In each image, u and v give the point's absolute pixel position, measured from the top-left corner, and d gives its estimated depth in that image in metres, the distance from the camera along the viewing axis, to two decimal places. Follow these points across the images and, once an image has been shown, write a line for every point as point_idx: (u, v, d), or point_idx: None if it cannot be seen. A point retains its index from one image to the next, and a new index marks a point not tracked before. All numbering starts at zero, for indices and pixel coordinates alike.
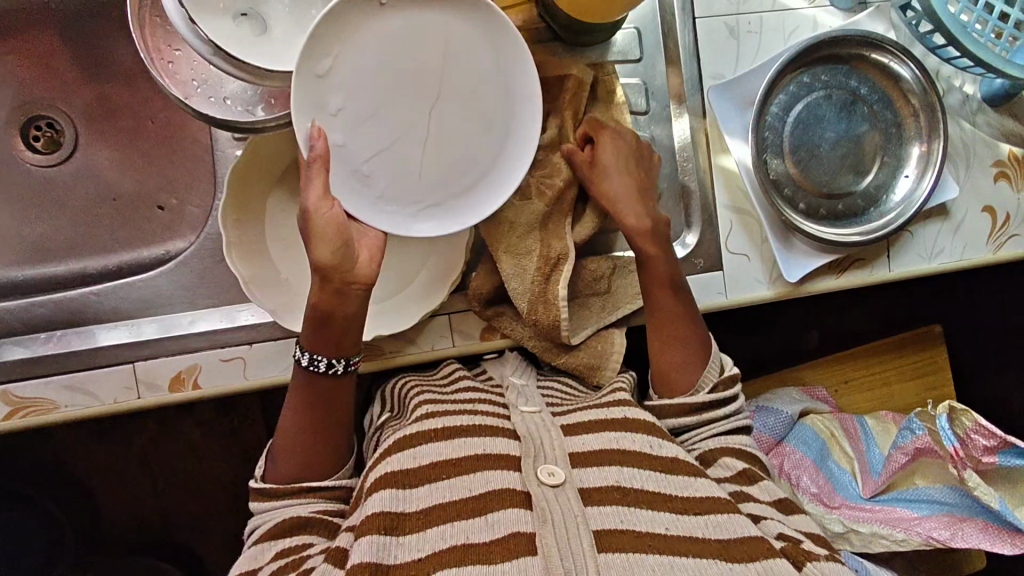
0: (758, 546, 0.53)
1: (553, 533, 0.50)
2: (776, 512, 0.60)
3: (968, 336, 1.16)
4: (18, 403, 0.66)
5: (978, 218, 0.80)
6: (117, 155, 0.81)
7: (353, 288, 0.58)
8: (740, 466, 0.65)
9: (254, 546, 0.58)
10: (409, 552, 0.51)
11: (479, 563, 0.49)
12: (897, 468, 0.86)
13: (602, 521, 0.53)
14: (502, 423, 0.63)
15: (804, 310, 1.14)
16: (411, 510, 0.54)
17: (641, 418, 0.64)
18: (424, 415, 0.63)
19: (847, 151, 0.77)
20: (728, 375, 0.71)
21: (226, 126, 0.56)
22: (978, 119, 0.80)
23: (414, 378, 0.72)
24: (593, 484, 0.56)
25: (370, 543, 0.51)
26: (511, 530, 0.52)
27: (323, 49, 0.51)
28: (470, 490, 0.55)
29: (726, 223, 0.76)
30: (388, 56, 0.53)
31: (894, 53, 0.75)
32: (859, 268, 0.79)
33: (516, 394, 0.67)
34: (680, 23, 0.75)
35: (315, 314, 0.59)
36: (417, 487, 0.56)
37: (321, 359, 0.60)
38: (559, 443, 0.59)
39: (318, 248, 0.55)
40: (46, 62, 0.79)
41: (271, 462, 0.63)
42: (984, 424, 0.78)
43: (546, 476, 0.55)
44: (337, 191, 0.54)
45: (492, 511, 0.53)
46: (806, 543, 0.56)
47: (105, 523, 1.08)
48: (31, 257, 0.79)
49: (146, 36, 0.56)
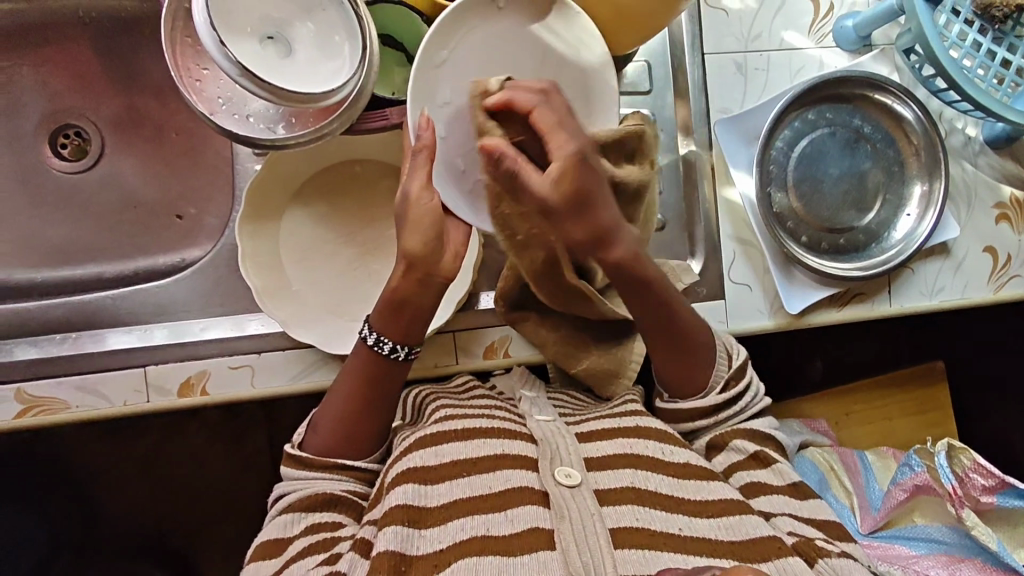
0: (767, 546, 0.55)
1: (570, 529, 0.52)
2: (791, 502, 0.62)
3: (971, 374, 1.16)
4: (31, 402, 0.67)
5: (979, 257, 0.81)
6: (141, 164, 0.84)
7: (435, 280, 0.62)
8: (753, 449, 0.65)
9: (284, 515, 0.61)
10: (431, 544, 0.54)
11: (499, 554, 0.52)
12: (896, 505, 0.84)
13: (616, 519, 0.55)
14: (519, 427, 0.65)
15: (808, 341, 1.15)
16: (433, 505, 0.56)
17: (654, 427, 0.65)
18: (444, 418, 0.64)
19: (849, 188, 0.78)
20: (739, 366, 0.69)
21: (250, 143, 0.59)
22: (980, 161, 0.82)
23: (429, 387, 0.71)
24: (606, 487, 0.58)
25: (395, 532, 0.53)
26: (531, 525, 0.54)
27: (439, 45, 0.59)
28: (490, 487, 0.57)
29: (729, 253, 0.78)
30: (489, 63, 0.62)
31: (898, 95, 0.77)
32: (860, 302, 0.80)
33: (528, 405, 0.67)
34: (689, 59, 0.77)
35: (391, 298, 0.62)
36: (438, 484, 0.58)
37: (386, 342, 0.63)
38: (575, 449, 0.60)
39: (410, 235, 0.61)
40: (79, 74, 0.83)
41: (312, 430, 0.65)
42: (984, 463, 0.79)
43: (563, 477, 0.57)
44: (438, 183, 0.60)
45: (512, 507, 0.56)
46: (820, 540, 0.57)
47: (104, 526, 1.08)
48: (50, 259, 0.81)
49: (177, 55, 0.59)
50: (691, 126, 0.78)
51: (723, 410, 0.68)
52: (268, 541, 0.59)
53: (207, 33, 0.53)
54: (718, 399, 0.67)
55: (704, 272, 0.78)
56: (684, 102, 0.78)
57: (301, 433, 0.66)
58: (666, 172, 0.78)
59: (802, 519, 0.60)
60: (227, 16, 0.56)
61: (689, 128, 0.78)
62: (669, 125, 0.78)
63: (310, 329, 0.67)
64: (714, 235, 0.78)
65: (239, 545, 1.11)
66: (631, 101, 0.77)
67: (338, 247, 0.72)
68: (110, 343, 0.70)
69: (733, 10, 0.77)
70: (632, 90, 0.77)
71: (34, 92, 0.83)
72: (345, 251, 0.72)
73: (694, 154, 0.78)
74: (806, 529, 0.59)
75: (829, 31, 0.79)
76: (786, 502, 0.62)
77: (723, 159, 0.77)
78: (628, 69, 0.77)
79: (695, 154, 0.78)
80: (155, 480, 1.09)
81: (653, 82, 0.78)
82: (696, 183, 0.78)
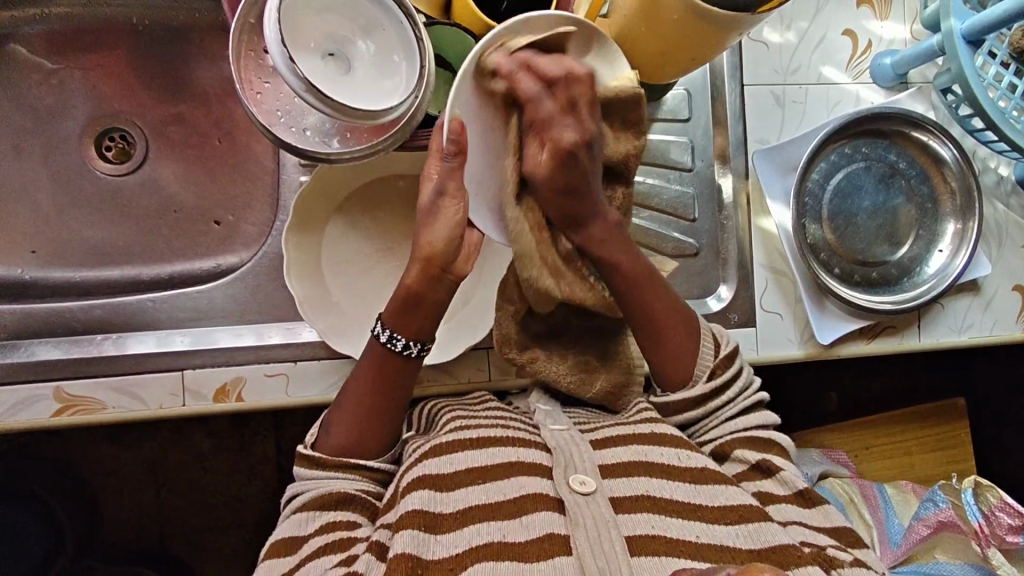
0: (788, 554, 0.54)
1: (585, 536, 0.53)
2: (812, 516, 0.61)
3: (989, 413, 1.16)
4: (69, 401, 0.68)
5: (1008, 296, 0.82)
6: (182, 169, 0.85)
7: (448, 277, 0.62)
8: (756, 458, 0.64)
9: (299, 513, 0.61)
10: (445, 548, 0.54)
11: (516, 559, 0.52)
12: (918, 539, 0.83)
13: (631, 528, 0.55)
14: (532, 436, 0.65)
15: (828, 371, 1.15)
16: (448, 512, 0.57)
17: (667, 432, 0.64)
18: (458, 427, 0.64)
19: (883, 222, 0.79)
20: (726, 351, 0.69)
21: (304, 153, 0.60)
22: (1011, 200, 0.82)
23: (445, 401, 0.71)
24: (621, 495, 0.58)
25: (412, 535, 0.54)
26: (546, 531, 0.55)
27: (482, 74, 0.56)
28: (504, 493, 0.58)
29: (762, 282, 0.78)
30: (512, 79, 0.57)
31: (935, 133, 0.78)
32: (889, 335, 0.80)
33: (543, 416, 0.67)
34: (728, 89, 0.78)
35: (404, 294, 0.62)
36: (454, 490, 0.58)
37: (399, 339, 0.62)
38: (588, 456, 0.60)
39: (436, 230, 0.60)
40: (129, 79, 0.85)
41: (325, 431, 0.64)
42: (1009, 502, 0.82)
43: (577, 485, 0.57)
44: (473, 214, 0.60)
45: (526, 514, 0.56)
46: (833, 551, 0.56)
47: (118, 527, 1.08)
48: (88, 260, 0.82)
49: (241, 67, 0.60)
50: (728, 154, 0.79)
51: (711, 400, 0.67)
52: (281, 539, 0.60)
53: (277, 48, 0.54)
54: (705, 389, 0.67)
55: (734, 299, 0.78)
56: (721, 131, 0.79)
57: (313, 435, 0.65)
58: (702, 199, 0.79)
59: (813, 528, 0.60)
60: (294, 33, 0.57)
61: (726, 156, 0.79)
62: (705, 153, 0.79)
63: (355, 342, 0.69)
64: (746, 263, 0.79)
65: (246, 555, 1.10)
66: (669, 127, 0.78)
67: (378, 260, 0.73)
68: (148, 345, 0.71)
69: (773, 44, 0.78)
70: (671, 117, 0.78)
71: (81, 95, 0.84)
72: (385, 264, 0.73)
73: (730, 183, 0.80)
74: (816, 537, 0.58)
75: (866, 67, 0.80)
76: (794, 511, 0.61)
77: (759, 189, 0.79)
78: (668, 96, 0.78)
79: (730, 183, 0.80)
80: (170, 484, 1.09)
81: (693, 110, 0.78)
82: (732, 211, 0.79)
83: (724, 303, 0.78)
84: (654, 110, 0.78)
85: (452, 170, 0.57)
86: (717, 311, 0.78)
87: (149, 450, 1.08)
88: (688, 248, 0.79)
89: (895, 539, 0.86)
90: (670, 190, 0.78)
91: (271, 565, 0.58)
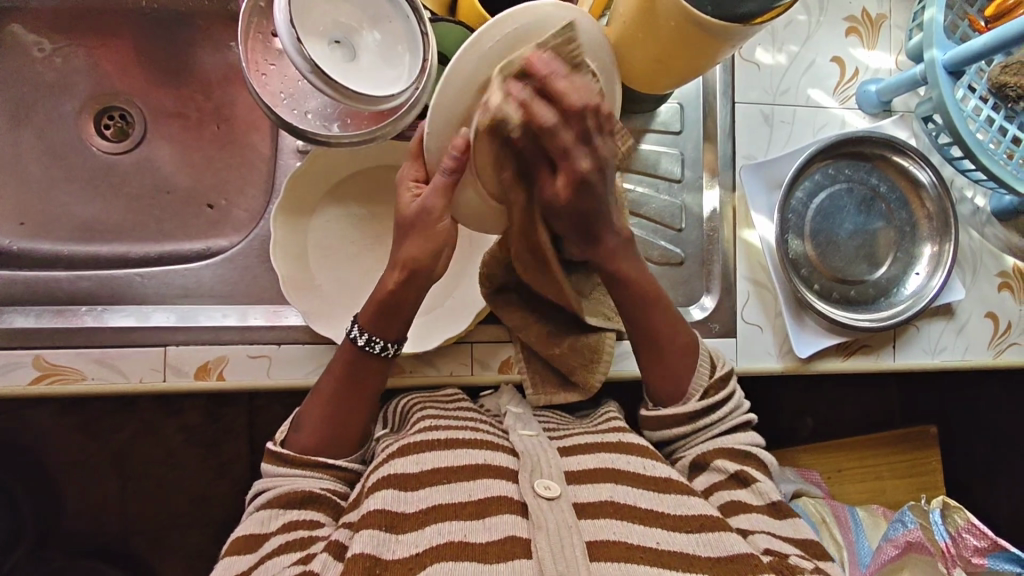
0: (745, 562, 0.54)
1: (546, 539, 0.52)
2: (769, 523, 0.61)
3: (956, 437, 1.19)
4: (48, 370, 0.67)
5: (981, 321, 0.84)
6: (179, 151, 0.86)
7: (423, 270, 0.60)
8: (733, 468, 0.64)
9: (262, 511, 0.60)
10: (407, 548, 0.53)
11: (475, 561, 0.51)
12: (886, 560, 0.80)
13: (593, 534, 0.54)
14: (500, 440, 0.65)
15: (806, 393, 1.17)
16: (413, 510, 0.55)
17: (639, 444, 0.65)
18: (426, 427, 0.64)
19: (862, 242, 0.81)
20: (719, 375, 0.68)
21: (303, 136, 0.62)
22: (987, 230, 0.85)
23: (420, 397, 0.71)
24: (586, 500, 0.58)
25: (371, 535, 0.52)
26: (507, 533, 0.54)
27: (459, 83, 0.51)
28: (470, 494, 0.57)
29: (744, 293, 0.80)
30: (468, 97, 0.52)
31: (915, 159, 0.81)
32: (866, 354, 0.82)
33: (513, 421, 0.67)
34: (720, 106, 0.81)
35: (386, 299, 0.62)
36: (418, 490, 0.57)
37: (377, 342, 0.63)
38: (555, 462, 0.60)
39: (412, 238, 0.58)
40: (131, 62, 0.85)
41: (295, 430, 0.64)
42: (977, 524, 0.77)
43: (543, 489, 0.56)
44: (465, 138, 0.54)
45: (489, 515, 0.55)
46: (794, 558, 0.56)
47: (82, 512, 1.05)
48: (78, 235, 0.82)
49: (248, 49, 0.63)
50: (717, 168, 0.81)
51: (702, 417, 0.67)
52: (242, 535, 0.58)
53: (286, 30, 0.57)
54: (699, 406, 0.67)
55: (716, 308, 0.80)
56: (711, 146, 0.82)
57: (285, 432, 0.65)
58: (688, 210, 0.81)
59: (781, 537, 0.59)
60: (303, 17, 0.60)
61: (715, 169, 0.82)
62: (695, 165, 0.81)
63: (335, 325, 0.70)
64: (730, 276, 0.80)
65: (211, 550, 1.08)
66: (661, 138, 0.81)
67: (366, 246, 0.75)
68: (134, 320, 0.71)
69: (765, 64, 0.81)
70: (663, 129, 0.80)
71: (82, 73, 0.85)
72: (373, 250, 0.74)
73: (718, 194, 0.82)
74: (782, 546, 0.58)
75: (852, 93, 0.83)
76: (763, 522, 0.61)
77: (745, 202, 0.81)
78: (661, 109, 0.80)
79: (719, 196, 0.82)
80: (138, 473, 1.06)
81: (684, 124, 0.81)
82: (718, 223, 0.81)
83: (706, 312, 0.80)
84: (646, 121, 0.80)
85: (442, 188, 0.57)
86: (699, 320, 0.79)
87: (120, 435, 1.06)
88: (674, 256, 0.81)
89: (867, 562, 0.84)
90: (658, 200, 0.80)
91: (232, 561, 0.56)
